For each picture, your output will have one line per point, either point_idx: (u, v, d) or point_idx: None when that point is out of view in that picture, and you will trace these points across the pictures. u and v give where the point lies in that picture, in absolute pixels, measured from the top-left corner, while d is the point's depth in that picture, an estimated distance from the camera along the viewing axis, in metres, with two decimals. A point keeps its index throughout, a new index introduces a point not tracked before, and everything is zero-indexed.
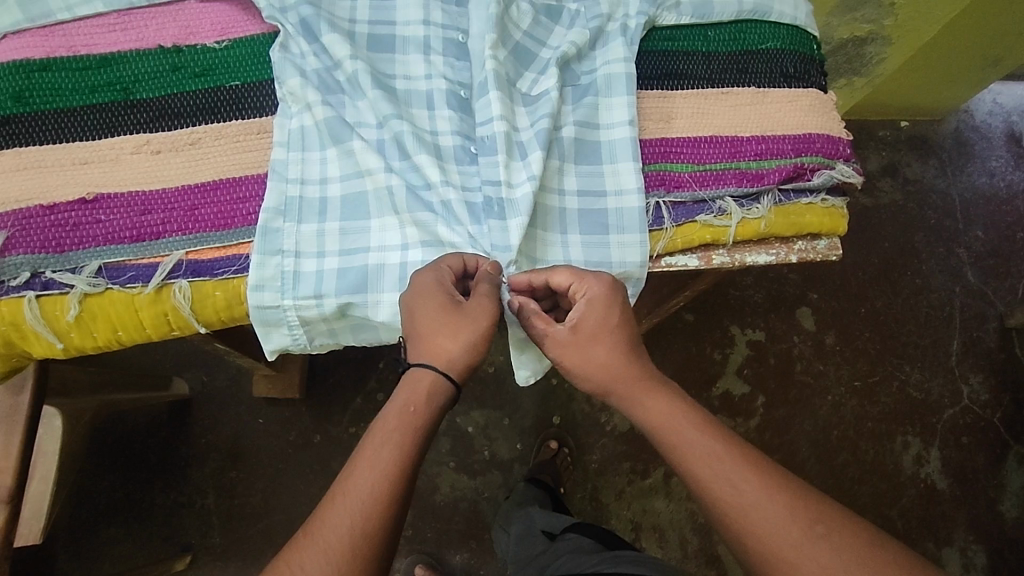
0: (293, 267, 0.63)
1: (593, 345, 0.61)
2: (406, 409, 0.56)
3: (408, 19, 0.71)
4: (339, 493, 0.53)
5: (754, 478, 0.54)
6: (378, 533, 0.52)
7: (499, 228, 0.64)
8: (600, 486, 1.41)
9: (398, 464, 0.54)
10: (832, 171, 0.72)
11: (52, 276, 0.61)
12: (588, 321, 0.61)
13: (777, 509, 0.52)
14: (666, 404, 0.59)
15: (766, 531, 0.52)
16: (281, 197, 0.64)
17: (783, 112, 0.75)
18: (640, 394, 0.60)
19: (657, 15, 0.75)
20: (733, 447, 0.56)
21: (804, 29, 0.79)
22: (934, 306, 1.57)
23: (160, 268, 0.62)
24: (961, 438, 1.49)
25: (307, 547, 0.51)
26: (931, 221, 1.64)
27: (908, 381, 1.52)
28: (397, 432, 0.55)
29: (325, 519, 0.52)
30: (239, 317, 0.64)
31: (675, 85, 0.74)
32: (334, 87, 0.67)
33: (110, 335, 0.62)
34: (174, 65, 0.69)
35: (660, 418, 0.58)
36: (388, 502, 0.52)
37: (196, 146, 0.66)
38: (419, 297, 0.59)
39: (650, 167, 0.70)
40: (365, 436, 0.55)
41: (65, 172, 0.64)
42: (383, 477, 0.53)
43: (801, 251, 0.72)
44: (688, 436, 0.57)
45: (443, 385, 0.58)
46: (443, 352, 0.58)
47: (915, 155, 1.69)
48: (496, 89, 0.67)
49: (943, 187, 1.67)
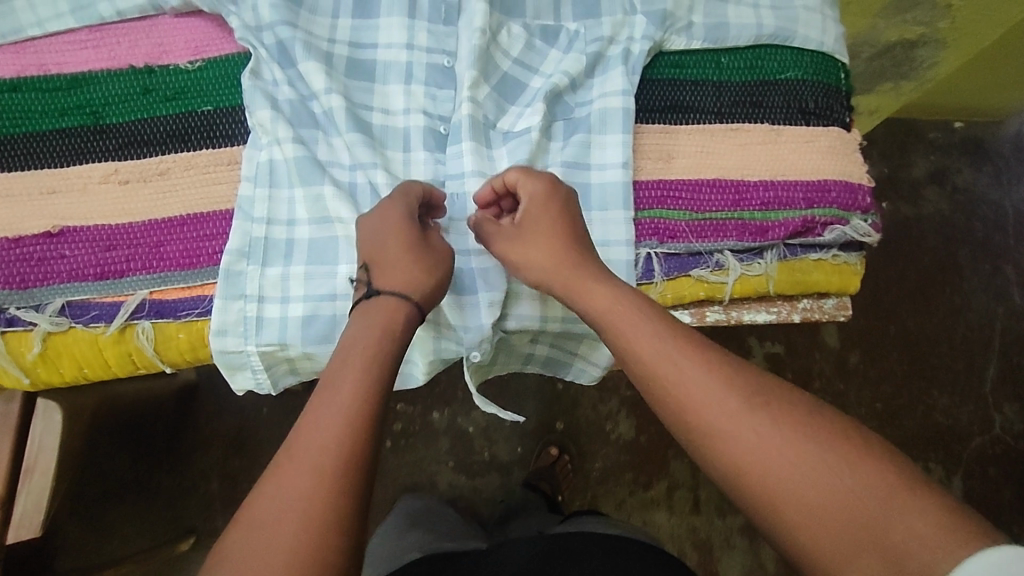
0: (256, 312, 0.60)
1: (536, 235, 0.57)
2: (379, 330, 0.53)
3: (391, 42, 0.66)
4: (285, 462, 0.46)
5: (770, 424, 0.47)
6: (338, 507, 0.45)
7: (469, 305, 0.63)
8: (599, 496, 1.39)
9: (356, 427, 0.47)
10: (846, 226, 0.65)
11: (16, 313, 0.60)
12: (533, 212, 0.57)
13: (802, 452, 0.45)
14: (667, 343, 0.51)
15: (788, 477, 0.45)
16: (246, 238, 0.61)
17: (797, 154, 0.68)
18: (619, 316, 0.53)
19: (664, 39, 0.68)
20: (748, 390, 0.48)
21: (831, 55, 0.71)
22: (972, 328, 1.48)
23: (123, 308, 0.60)
24: (988, 468, 1.41)
25: (255, 522, 0.44)
26: (976, 235, 1.52)
27: (934, 407, 1.43)
28: (354, 392, 0.49)
29: (270, 490, 0.45)
30: (204, 358, 0.63)
31: (679, 119, 0.68)
32: (307, 119, 0.63)
33: (76, 372, 0.62)
34: (146, 88, 0.65)
35: (620, 326, 0.53)
36: (342, 474, 0.46)
37: (166, 176, 0.63)
38: (377, 225, 0.57)
39: (643, 213, 0.65)
40: (317, 396, 0.49)
41: (32, 201, 0.62)
42: (336, 443, 0.47)
43: (805, 310, 0.67)
44: (697, 385, 0.49)
45: (411, 316, 0.55)
46: (412, 283, 0.55)
47: (966, 161, 1.56)
48: (471, 137, 0.63)
49: (995, 198, 1.54)
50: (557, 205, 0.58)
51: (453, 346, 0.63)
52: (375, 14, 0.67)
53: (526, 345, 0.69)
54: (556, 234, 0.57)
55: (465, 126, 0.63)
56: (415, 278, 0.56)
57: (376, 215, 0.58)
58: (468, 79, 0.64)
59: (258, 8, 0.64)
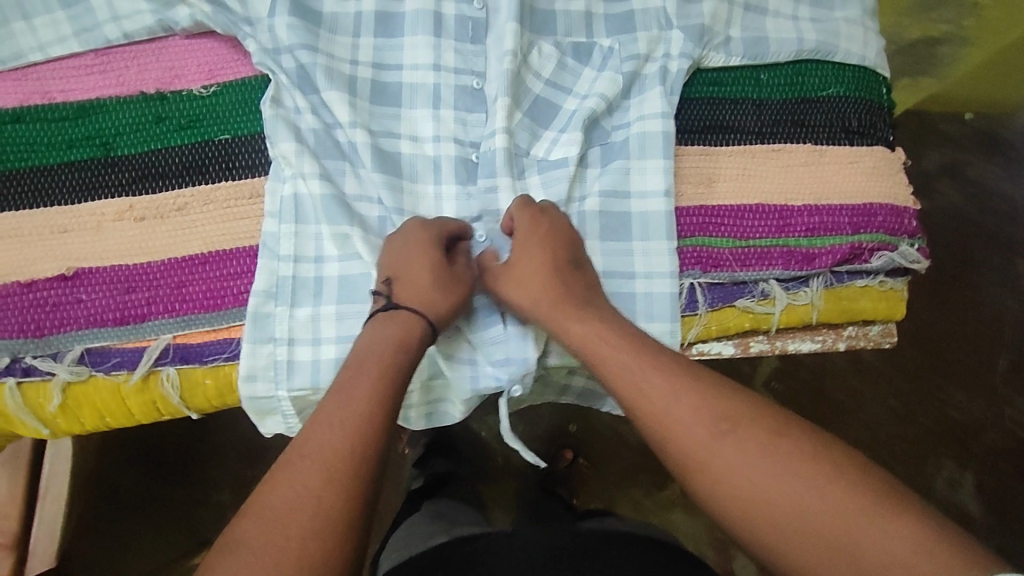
0: (287, 355, 0.58)
1: (525, 264, 0.55)
2: (377, 348, 0.50)
3: (416, 63, 0.63)
4: (286, 470, 0.44)
5: (753, 442, 0.46)
6: (346, 521, 0.43)
7: (512, 337, 0.60)
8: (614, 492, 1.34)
9: (366, 438, 0.46)
10: (894, 252, 0.63)
11: (32, 362, 0.57)
12: (526, 235, 0.56)
13: (784, 468, 0.44)
14: (650, 363, 0.50)
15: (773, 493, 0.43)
16: (272, 278, 0.58)
17: (842, 176, 0.65)
18: (625, 350, 0.51)
19: (703, 56, 0.65)
20: (723, 408, 0.48)
21: (873, 69, 0.68)
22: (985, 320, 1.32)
23: (146, 354, 0.57)
24: (1001, 463, 1.27)
25: (253, 532, 0.42)
26: (991, 227, 1.35)
27: (948, 401, 1.29)
28: (365, 404, 0.47)
29: (273, 498, 0.43)
30: (232, 403, 0.60)
31: (719, 140, 0.65)
32: (331, 150, 0.59)
33: (98, 421, 0.59)
34: (158, 116, 0.61)
35: (601, 345, 0.52)
36: (351, 486, 0.44)
37: (184, 212, 0.60)
38: (397, 246, 0.56)
39: (685, 241, 0.62)
40: (322, 406, 0.48)
41: (43, 242, 0.58)
42: (346, 454, 0.45)
43: (850, 337, 0.65)
44: (680, 404, 0.48)
45: (424, 332, 0.53)
46: (431, 298, 0.54)
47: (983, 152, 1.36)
48: (506, 169, 0.60)
49: (1013, 192, 1.35)
50: (552, 229, 0.56)
51: (491, 376, 0.59)
52: (398, 32, 0.63)
53: (562, 377, 0.64)
54: (546, 255, 0.55)
55: (500, 162, 0.60)
56: (434, 295, 0.54)
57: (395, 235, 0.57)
58: (501, 109, 0.61)
59: (274, 30, 0.60)
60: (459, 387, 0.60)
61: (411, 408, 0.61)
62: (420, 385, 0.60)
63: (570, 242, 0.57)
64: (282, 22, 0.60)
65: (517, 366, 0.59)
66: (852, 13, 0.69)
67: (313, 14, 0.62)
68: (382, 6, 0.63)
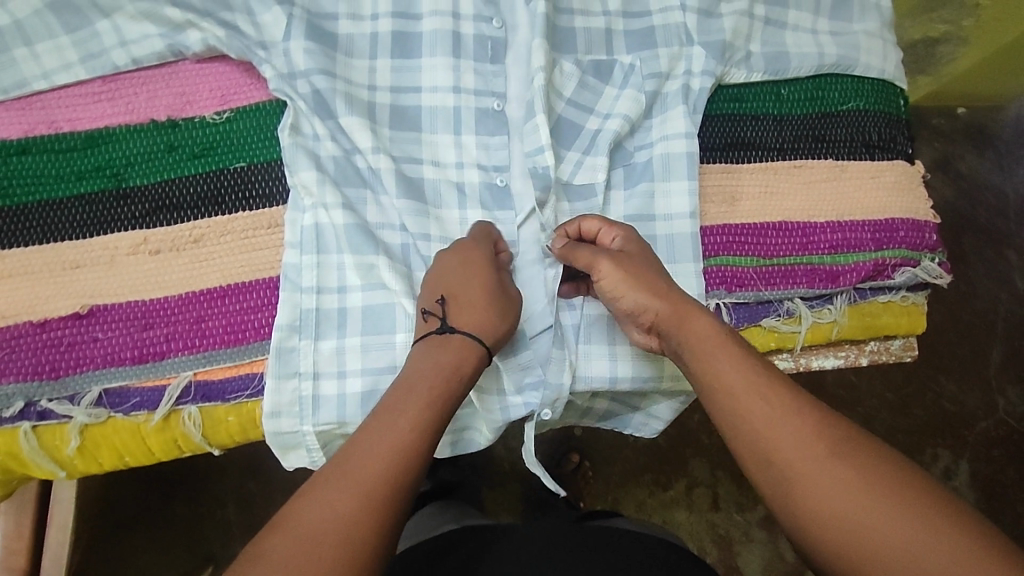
0: (312, 390, 0.56)
1: (638, 274, 0.53)
2: (454, 370, 0.49)
3: (436, 86, 0.62)
4: (320, 489, 0.43)
5: (810, 448, 0.44)
6: (374, 551, 0.42)
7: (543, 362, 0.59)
8: (618, 500, 1.06)
9: (405, 466, 0.44)
10: (917, 268, 0.64)
11: (48, 405, 0.55)
12: (630, 249, 0.55)
13: (842, 472, 0.43)
14: (739, 360, 0.49)
15: (829, 493, 0.43)
16: (295, 311, 0.57)
17: (863, 191, 0.65)
18: (714, 349, 0.49)
19: (725, 73, 0.65)
20: (798, 403, 0.46)
21: (892, 82, 0.69)
22: (979, 314, 1.19)
23: (166, 394, 0.56)
24: (994, 451, 1.15)
25: (280, 551, 0.40)
26: (981, 221, 1.22)
27: (943, 393, 1.16)
28: (412, 431, 0.46)
29: (305, 518, 0.41)
30: (255, 438, 0.58)
31: (741, 157, 0.65)
32: (353, 178, 0.59)
33: (116, 461, 0.57)
34: (170, 144, 0.60)
35: (697, 341, 0.50)
36: (385, 516, 0.43)
37: (200, 244, 0.58)
38: (464, 269, 0.54)
39: (710, 261, 0.62)
40: (367, 425, 0.46)
41: (55, 278, 0.57)
42: (383, 481, 0.43)
43: (872, 353, 0.66)
44: (753, 395, 0.47)
45: (480, 363, 0.52)
46: (489, 328, 0.52)
47: (971, 146, 1.24)
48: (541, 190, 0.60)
49: (998, 184, 1.23)
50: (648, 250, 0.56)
51: (522, 405, 0.58)
52: (416, 54, 0.63)
53: (586, 401, 0.63)
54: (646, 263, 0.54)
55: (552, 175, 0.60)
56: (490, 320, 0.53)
57: (467, 253, 0.55)
58: (545, 126, 0.60)
59: (290, 54, 0.59)
60: (488, 415, 0.59)
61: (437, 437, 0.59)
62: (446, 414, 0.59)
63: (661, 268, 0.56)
64: (298, 45, 0.59)
65: (547, 393, 0.58)
66: (872, 25, 0.69)
67: (329, 37, 0.61)
68: (399, 26, 0.63)
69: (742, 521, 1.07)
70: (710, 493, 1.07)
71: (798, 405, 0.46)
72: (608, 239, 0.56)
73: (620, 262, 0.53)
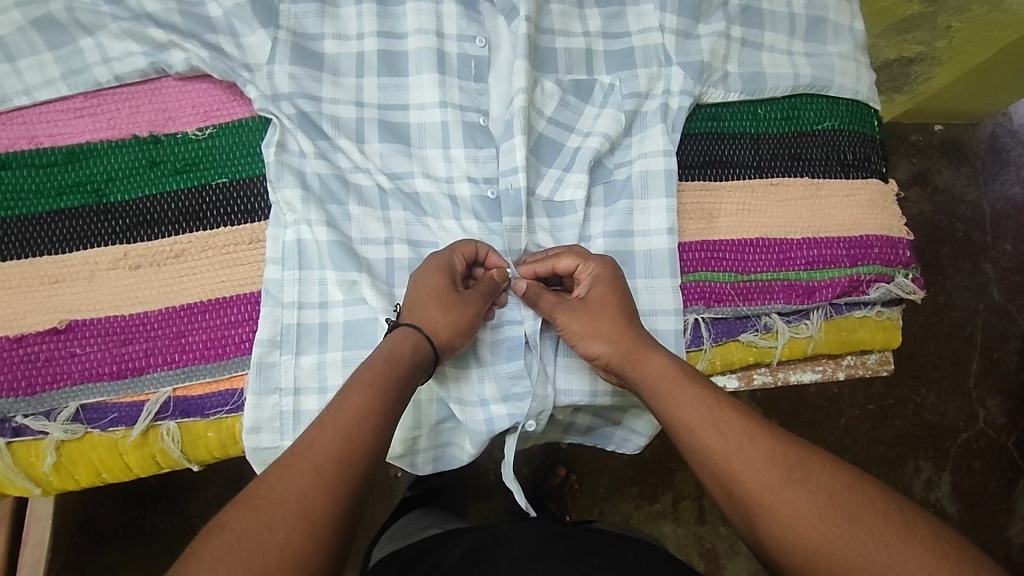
0: (293, 406, 0.56)
1: (596, 317, 0.54)
2: (388, 357, 0.49)
3: (423, 103, 0.63)
4: (278, 470, 0.43)
5: (774, 466, 0.46)
6: (328, 528, 0.41)
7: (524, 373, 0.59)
8: (605, 512, 1.06)
9: (357, 444, 0.45)
10: (890, 283, 0.66)
11: (24, 421, 0.55)
12: (595, 293, 0.55)
13: (800, 496, 0.44)
14: (696, 397, 0.50)
15: (788, 515, 0.44)
16: (277, 326, 0.57)
17: (838, 209, 0.67)
18: (671, 386, 0.51)
19: (703, 92, 0.66)
20: (757, 433, 0.47)
21: (865, 102, 0.71)
22: (956, 327, 1.20)
23: (145, 409, 0.56)
24: (975, 463, 1.17)
25: (235, 526, 0.40)
26: (958, 234, 1.24)
27: (923, 405, 1.18)
28: (359, 414, 0.46)
29: (259, 499, 0.41)
30: (235, 454, 0.58)
31: (719, 175, 0.66)
32: (339, 196, 0.60)
33: (93, 478, 0.57)
34: (152, 160, 0.60)
35: (658, 378, 0.51)
36: (340, 492, 0.43)
37: (181, 258, 0.58)
38: (423, 276, 0.54)
39: (688, 277, 0.63)
40: (324, 412, 0.46)
41: (32, 293, 0.57)
42: (335, 460, 0.43)
43: (849, 367, 0.67)
44: (716, 428, 0.48)
45: (423, 355, 0.51)
46: (437, 325, 0.52)
47: (948, 161, 1.27)
48: (517, 208, 0.61)
49: (975, 199, 1.26)
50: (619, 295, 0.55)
51: (507, 418, 0.58)
52: (403, 73, 0.64)
53: (568, 415, 0.63)
54: (608, 312, 0.55)
55: (519, 198, 0.61)
56: (438, 321, 0.52)
57: (435, 261, 0.55)
58: (519, 149, 0.61)
59: (274, 77, 0.60)
60: (473, 427, 0.58)
61: (418, 453, 0.59)
62: (427, 429, 0.58)
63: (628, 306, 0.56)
64: (283, 70, 0.60)
65: (531, 403, 0.59)
66: (846, 47, 0.71)
67: (314, 58, 0.62)
68: (384, 46, 0.64)
69: (728, 533, 1.08)
70: (696, 505, 1.08)
71: (757, 435, 0.47)
72: (585, 276, 0.57)
73: (579, 314, 0.55)
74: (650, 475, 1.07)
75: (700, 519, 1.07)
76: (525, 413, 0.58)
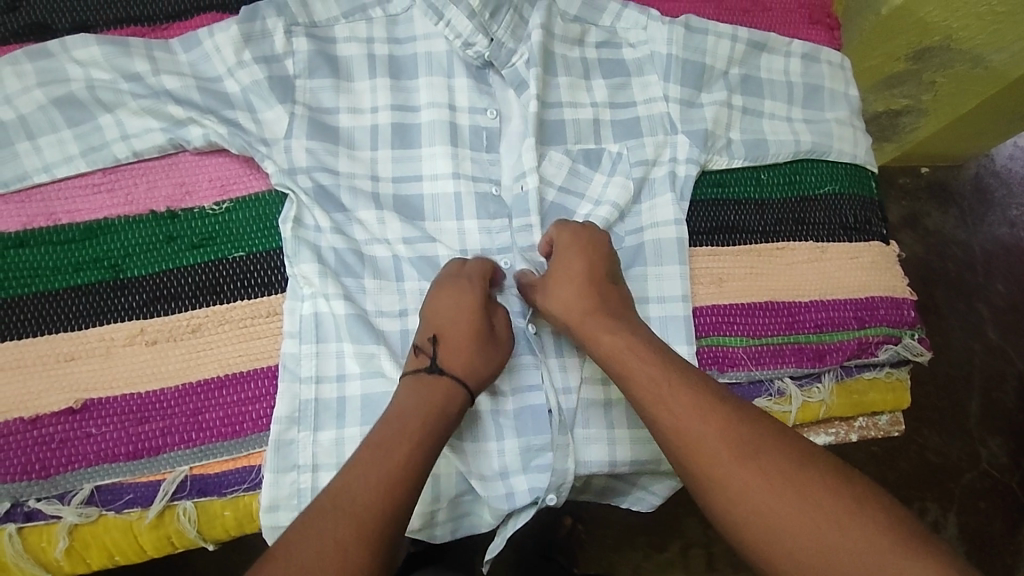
0: (311, 482, 0.55)
1: (562, 282, 0.57)
2: (434, 410, 0.51)
3: (436, 173, 0.65)
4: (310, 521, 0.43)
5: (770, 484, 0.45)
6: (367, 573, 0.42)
7: (544, 445, 0.60)
8: (615, 563, 1.04)
9: (391, 492, 0.45)
10: (898, 344, 0.67)
11: (36, 506, 0.54)
12: (558, 263, 0.58)
13: (754, 475, 0.45)
14: (686, 409, 0.49)
15: (741, 497, 0.45)
16: (295, 401, 0.56)
17: (843, 271, 0.68)
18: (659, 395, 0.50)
19: (708, 160, 0.68)
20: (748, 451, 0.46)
21: (864, 166, 0.73)
22: (955, 369, 1.22)
23: (161, 489, 0.55)
24: (981, 503, 1.17)
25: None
26: (952, 276, 1.27)
27: (926, 445, 1.18)
28: (392, 466, 0.46)
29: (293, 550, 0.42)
30: (252, 531, 0.58)
31: (727, 240, 0.67)
32: (354, 268, 0.60)
33: (106, 561, 0.56)
34: (169, 236, 0.61)
35: (645, 389, 0.50)
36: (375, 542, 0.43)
37: (197, 333, 0.59)
38: (456, 311, 0.55)
39: (702, 341, 0.64)
40: (348, 469, 0.47)
41: (48, 373, 0.56)
42: (370, 509, 0.44)
43: (861, 428, 0.67)
44: (708, 448, 0.47)
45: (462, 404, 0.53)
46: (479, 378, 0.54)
47: (938, 205, 1.30)
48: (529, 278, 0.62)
49: (967, 242, 1.29)
50: (583, 255, 0.57)
51: (526, 487, 0.59)
52: (415, 143, 0.65)
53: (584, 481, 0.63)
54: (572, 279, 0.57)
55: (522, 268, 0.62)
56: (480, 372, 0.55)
57: (471, 297, 0.56)
58: None
59: (292, 151, 0.61)
60: (493, 502, 0.58)
61: (436, 526, 0.58)
62: (447, 502, 0.58)
63: (595, 274, 0.57)
64: (299, 144, 0.62)
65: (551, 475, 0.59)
66: (842, 113, 0.73)
67: (330, 132, 0.63)
68: (397, 118, 0.66)
69: None
70: (705, 553, 1.06)
71: (729, 436, 0.47)
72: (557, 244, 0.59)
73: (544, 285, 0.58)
74: (659, 523, 1.06)
75: (711, 569, 1.06)
76: (546, 489, 0.58)
